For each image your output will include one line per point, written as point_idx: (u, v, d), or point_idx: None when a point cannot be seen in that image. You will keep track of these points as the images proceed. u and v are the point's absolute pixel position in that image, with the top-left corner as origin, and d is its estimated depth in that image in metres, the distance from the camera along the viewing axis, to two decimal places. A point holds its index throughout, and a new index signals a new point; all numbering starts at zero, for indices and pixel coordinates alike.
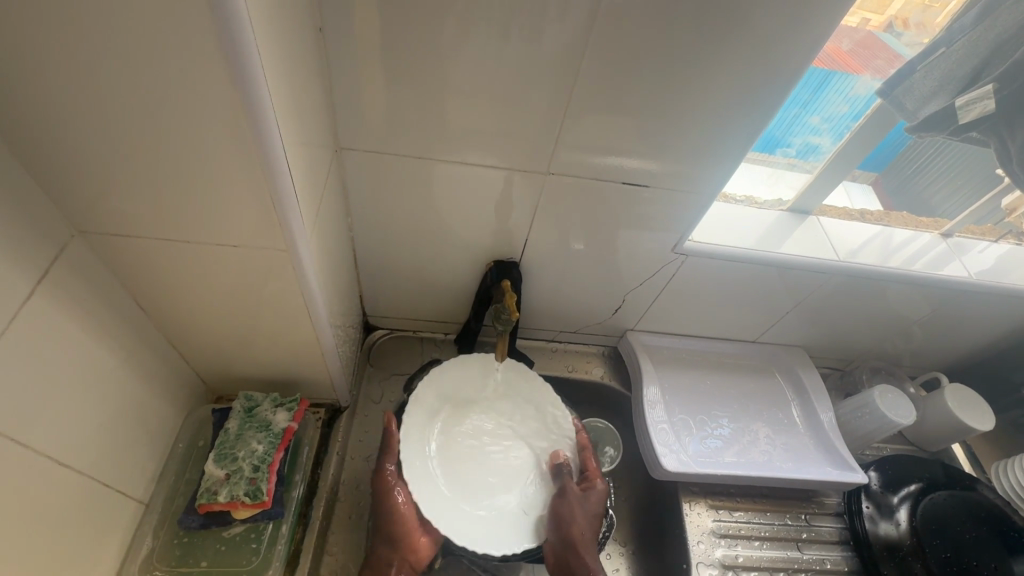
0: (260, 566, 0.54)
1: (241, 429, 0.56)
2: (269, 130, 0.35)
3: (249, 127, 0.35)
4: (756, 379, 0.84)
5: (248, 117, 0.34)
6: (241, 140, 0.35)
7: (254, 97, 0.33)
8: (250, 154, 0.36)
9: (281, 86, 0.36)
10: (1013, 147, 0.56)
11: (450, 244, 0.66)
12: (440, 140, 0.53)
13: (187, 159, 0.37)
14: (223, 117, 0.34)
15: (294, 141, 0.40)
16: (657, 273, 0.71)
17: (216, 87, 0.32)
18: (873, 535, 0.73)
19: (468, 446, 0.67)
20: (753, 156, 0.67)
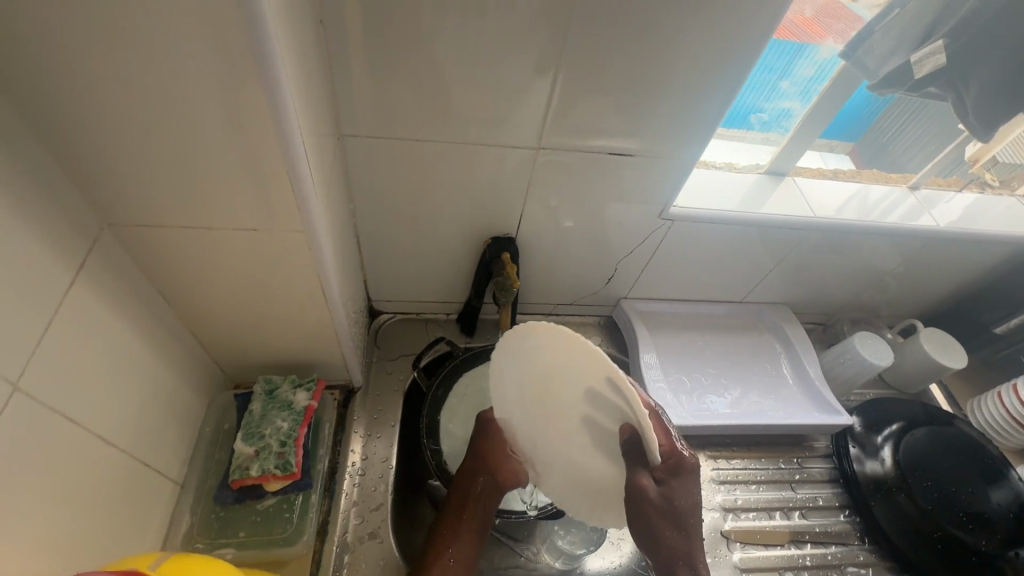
0: (295, 534, 0.56)
1: (265, 409, 0.59)
2: (286, 116, 0.38)
3: (267, 114, 0.37)
4: (744, 337, 0.89)
5: (266, 105, 0.37)
6: (260, 125, 0.38)
7: (271, 83, 0.36)
8: (269, 139, 0.39)
9: (292, 74, 0.39)
10: (968, 95, 0.60)
11: (448, 222, 0.68)
12: (435, 121, 0.56)
13: (209, 147, 0.39)
14: (243, 105, 0.37)
15: (304, 127, 0.42)
16: (646, 240, 0.75)
17: (236, 76, 0.35)
18: (861, 474, 0.78)
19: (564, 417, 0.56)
20: (727, 131, 0.74)
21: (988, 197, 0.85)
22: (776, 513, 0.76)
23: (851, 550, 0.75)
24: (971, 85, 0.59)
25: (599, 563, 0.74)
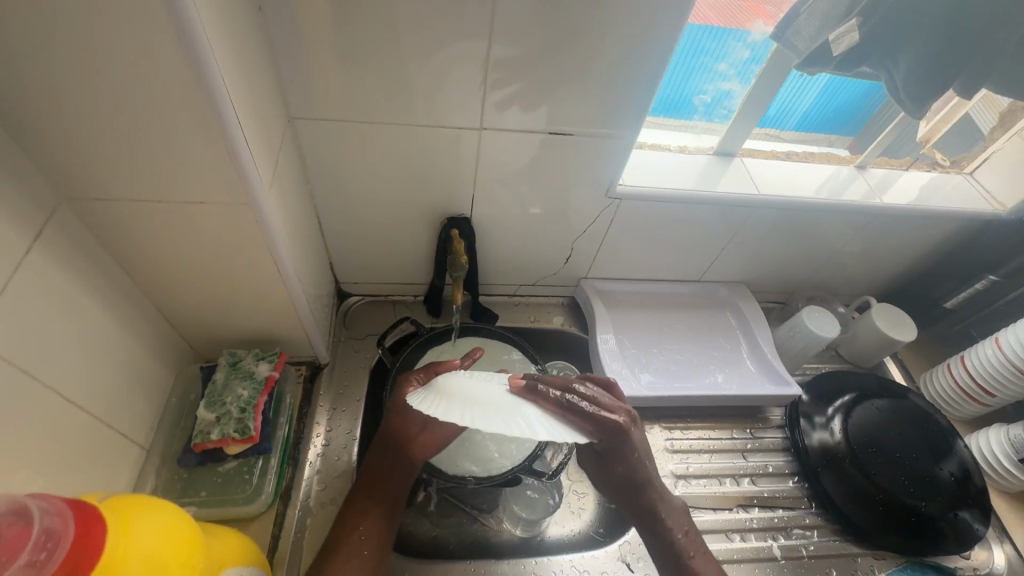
0: (253, 494, 0.60)
1: (227, 379, 0.63)
2: (217, 91, 0.41)
3: (200, 91, 0.40)
4: (702, 315, 0.92)
5: (197, 80, 0.40)
6: (193, 101, 0.41)
7: (198, 60, 0.38)
8: (204, 114, 0.42)
9: (222, 54, 0.41)
10: (897, 76, 0.64)
11: (404, 203, 0.71)
12: (378, 104, 0.59)
13: (149, 123, 0.42)
14: (175, 82, 0.39)
15: (241, 103, 0.45)
16: (598, 218, 0.77)
17: (165, 54, 0.38)
18: (810, 445, 0.81)
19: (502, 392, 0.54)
20: (668, 121, 0.79)
21: (938, 174, 0.87)
22: (726, 479, 0.79)
23: (798, 513, 0.78)
24: (900, 67, 0.63)
25: (557, 531, 0.79)
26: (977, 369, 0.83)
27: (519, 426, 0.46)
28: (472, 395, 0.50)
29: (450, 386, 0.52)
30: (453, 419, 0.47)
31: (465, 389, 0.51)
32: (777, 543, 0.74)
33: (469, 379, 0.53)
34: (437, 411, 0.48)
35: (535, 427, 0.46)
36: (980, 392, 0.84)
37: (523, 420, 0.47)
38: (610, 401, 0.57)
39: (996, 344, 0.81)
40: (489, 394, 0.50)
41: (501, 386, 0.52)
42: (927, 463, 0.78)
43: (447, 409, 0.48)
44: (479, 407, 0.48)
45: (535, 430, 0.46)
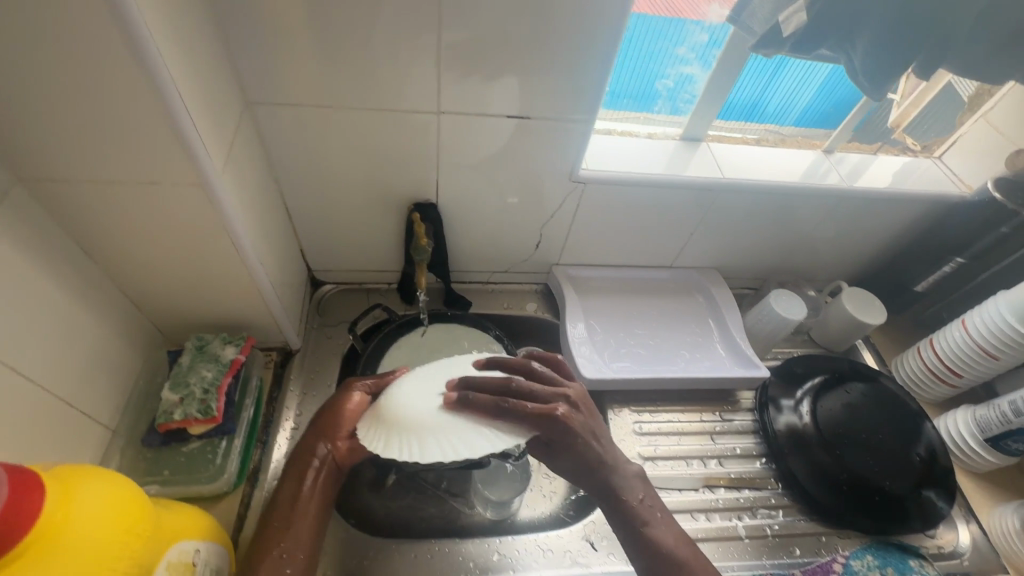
0: (216, 474, 0.61)
1: (193, 362, 0.64)
2: (157, 68, 0.42)
3: (139, 68, 0.41)
4: (673, 300, 0.93)
5: (136, 57, 0.40)
6: (134, 79, 0.42)
7: (135, 36, 0.39)
8: (146, 91, 0.42)
9: (162, 32, 0.42)
10: (855, 59, 0.67)
11: (369, 188, 0.72)
12: (334, 88, 0.59)
13: (93, 103, 0.43)
14: (113, 59, 0.40)
15: (185, 82, 0.46)
16: (563, 203, 0.78)
17: (101, 30, 0.38)
18: (777, 427, 0.81)
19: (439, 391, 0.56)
20: (632, 117, 0.80)
21: (907, 158, 0.88)
22: (694, 461, 0.80)
23: (764, 494, 0.78)
24: (858, 47, 0.65)
25: (528, 513, 0.80)
26: (945, 350, 0.84)
27: (453, 451, 0.50)
28: (408, 420, 0.52)
29: (389, 410, 0.54)
30: (392, 452, 0.51)
31: (402, 414, 0.53)
32: (742, 522, 0.75)
33: (407, 395, 0.55)
34: (382, 448, 0.52)
35: (468, 447, 0.50)
36: (949, 373, 0.84)
37: (457, 442, 0.50)
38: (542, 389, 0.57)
39: (963, 325, 0.81)
40: (422, 416, 0.52)
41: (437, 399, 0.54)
42: (894, 447, 0.78)
43: (388, 445, 0.52)
44: (415, 438, 0.51)
45: (469, 450, 0.50)
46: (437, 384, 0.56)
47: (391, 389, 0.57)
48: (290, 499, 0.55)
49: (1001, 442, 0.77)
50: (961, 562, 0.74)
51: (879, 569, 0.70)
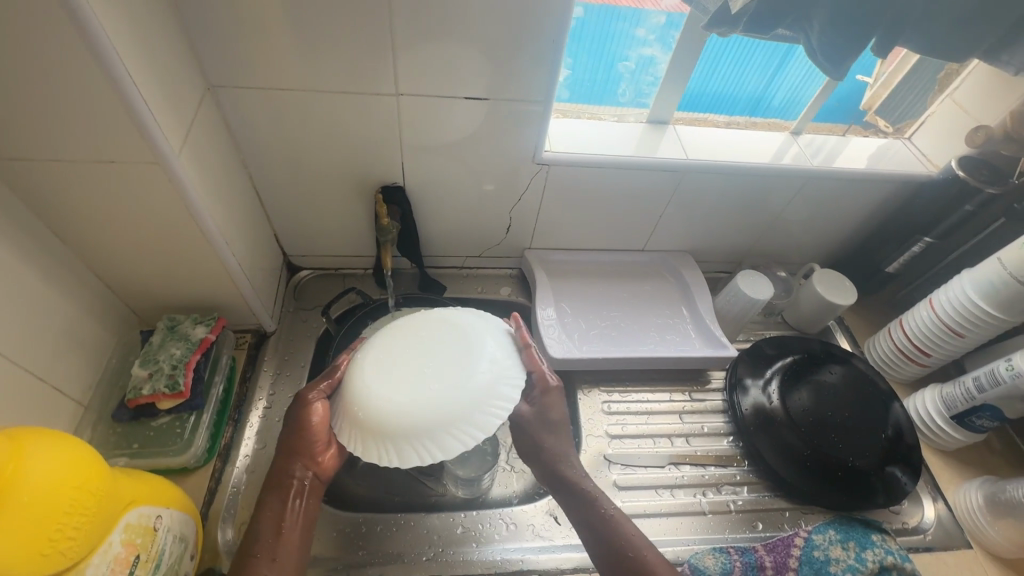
0: (184, 447, 0.63)
1: (163, 341, 0.66)
2: (103, 46, 0.43)
3: (84, 46, 0.42)
4: (645, 283, 0.94)
5: (80, 35, 0.42)
6: (80, 58, 0.43)
7: (78, 14, 0.41)
8: (94, 70, 0.44)
9: (108, 12, 0.43)
10: (812, 36, 0.67)
11: (335, 172, 0.74)
12: (292, 71, 0.61)
13: (45, 82, 0.44)
14: (59, 38, 0.42)
15: (135, 62, 0.47)
16: (529, 186, 0.79)
17: (43, 9, 0.40)
18: (744, 408, 0.82)
19: (423, 382, 0.56)
20: (591, 111, 0.82)
21: (877, 140, 0.88)
22: (661, 439, 0.81)
23: (730, 471, 0.79)
24: (815, 24, 0.66)
25: (499, 491, 0.80)
26: (913, 330, 0.84)
27: (467, 439, 0.55)
28: (410, 427, 0.55)
29: (383, 422, 0.55)
30: (412, 461, 0.54)
31: (400, 426, 0.54)
32: (705, 498, 0.76)
33: (392, 402, 0.55)
34: (397, 462, 0.55)
35: (476, 429, 0.56)
36: (918, 352, 0.85)
37: (466, 430, 0.56)
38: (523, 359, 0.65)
39: (930, 305, 0.82)
40: (423, 421, 0.55)
41: (424, 396, 0.55)
42: (865, 427, 0.78)
43: (402, 459, 0.54)
44: (426, 442, 0.55)
45: (479, 430, 0.56)
46: (415, 378, 0.57)
47: (367, 396, 0.56)
48: (274, 524, 0.56)
49: (967, 419, 0.77)
50: (924, 537, 0.74)
51: (840, 544, 0.70)
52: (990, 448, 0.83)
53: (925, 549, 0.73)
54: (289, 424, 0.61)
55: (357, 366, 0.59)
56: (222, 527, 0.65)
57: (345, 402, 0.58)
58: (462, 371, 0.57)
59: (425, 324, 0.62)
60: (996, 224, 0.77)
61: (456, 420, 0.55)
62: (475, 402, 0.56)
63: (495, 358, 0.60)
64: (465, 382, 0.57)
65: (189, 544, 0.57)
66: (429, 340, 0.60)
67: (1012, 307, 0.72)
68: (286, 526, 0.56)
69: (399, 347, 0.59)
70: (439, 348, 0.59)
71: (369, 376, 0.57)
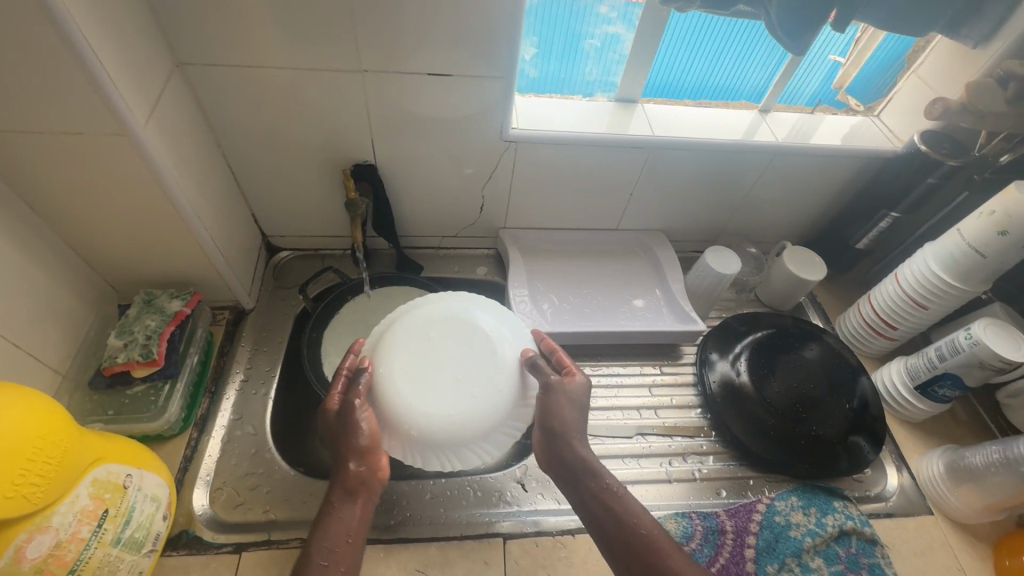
0: (158, 414, 0.65)
1: (139, 313, 0.69)
2: (63, 18, 0.45)
3: (44, 18, 0.44)
4: (619, 262, 0.96)
5: (39, 7, 0.43)
6: (41, 30, 0.45)
7: None
8: (55, 41, 0.46)
9: None
10: (771, 9, 0.68)
11: (307, 150, 0.76)
12: (259, 48, 0.62)
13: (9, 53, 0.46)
14: (20, 10, 0.43)
15: (97, 35, 0.49)
16: (499, 163, 0.81)
17: None
18: (713, 382, 0.83)
19: (461, 392, 0.63)
20: (557, 93, 0.83)
21: (846, 117, 0.89)
22: (630, 411, 0.83)
23: (696, 441, 0.81)
24: None
25: None
26: (880, 305, 0.85)
27: (512, 432, 0.65)
28: (464, 436, 0.63)
29: (437, 436, 0.62)
30: (473, 462, 0.64)
31: (456, 436, 0.63)
32: (671, 467, 0.78)
33: (443, 417, 0.62)
34: (458, 464, 0.64)
35: (516, 422, 0.66)
36: (885, 326, 0.86)
37: (510, 425, 0.65)
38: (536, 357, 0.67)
39: (896, 280, 0.82)
40: (476, 427, 0.63)
41: (469, 406, 0.63)
42: (832, 401, 0.80)
43: (464, 461, 0.64)
44: (480, 444, 0.64)
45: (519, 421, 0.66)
46: (454, 391, 0.63)
47: (417, 416, 0.62)
48: (341, 532, 0.55)
49: (930, 389, 0.79)
50: (885, 504, 0.76)
51: (802, 510, 0.72)
52: (956, 419, 0.84)
53: (886, 515, 0.75)
54: (339, 430, 0.61)
55: (391, 387, 0.63)
56: (197, 492, 0.67)
57: (389, 421, 0.63)
58: (488, 374, 0.64)
59: (439, 331, 0.67)
60: (961, 196, 0.80)
61: (500, 418, 0.64)
62: (509, 398, 0.65)
63: (510, 353, 0.66)
64: (500, 385, 0.64)
65: (163, 505, 0.59)
66: (452, 350, 0.65)
67: (972, 277, 0.74)
68: (354, 536, 0.56)
69: (426, 363, 0.64)
70: (463, 357, 0.65)
71: (409, 398, 0.62)
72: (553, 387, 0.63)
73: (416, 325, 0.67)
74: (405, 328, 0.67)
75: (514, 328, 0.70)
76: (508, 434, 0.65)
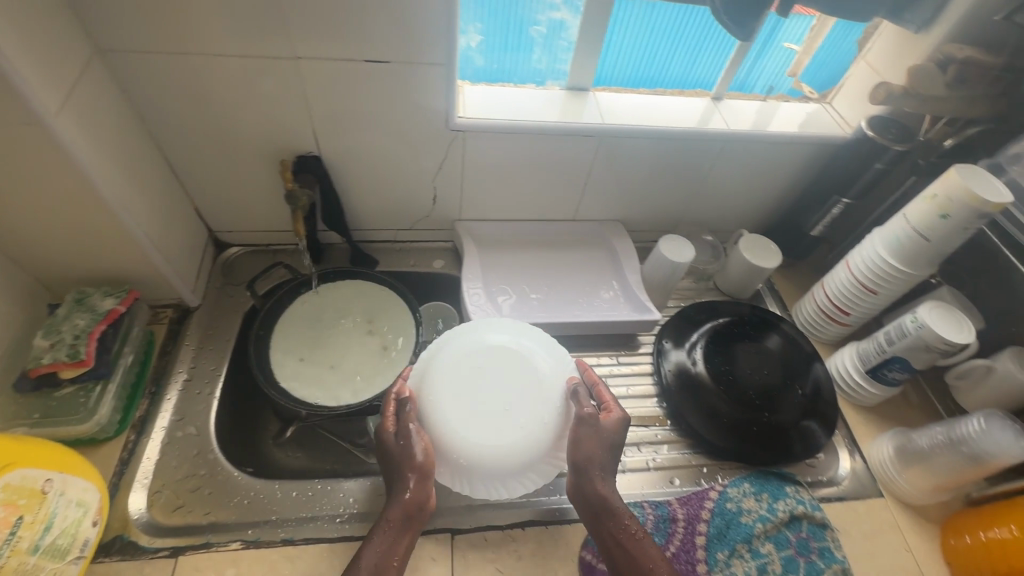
0: (86, 417, 0.63)
1: (69, 313, 0.66)
2: None
3: None
4: (576, 253, 0.95)
5: None
6: None
7: None
8: None
9: None
10: None
11: (246, 143, 0.73)
12: (185, 35, 0.60)
13: None
14: None
15: None
16: (448, 153, 0.79)
17: None
18: (669, 371, 0.83)
19: (508, 421, 0.64)
20: (506, 82, 0.82)
21: (799, 105, 0.89)
22: None
23: (653, 431, 0.80)
24: None
25: None
26: (834, 291, 0.86)
27: (556, 463, 0.66)
28: (510, 465, 0.63)
29: (485, 466, 0.63)
30: (520, 491, 0.65)
31: (503, 466, 0.63)
32: (626, 458, 0.77)
33: (491, 447, 0.63)
34: (504, 493, 0.65)
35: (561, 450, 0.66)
36: (838, 312, 0.86)
37: (555, 455, 0.66)
38: (579, 386, 0.66)
39: (847, 266, 0.83)
40: (523, 458, 0.63)
41: (516, 436, 0.63)
42: (781, 386, 0.81)
43: (510, 491, 0.64)
44: (526, 472, 0.64)
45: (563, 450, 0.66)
46: (504, 421, 0.64)
47: (466, 446, 0.62)
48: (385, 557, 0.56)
49: (880, 373, 0.79)
50: (837, 488, 0.76)
51: (754, 496, 0.72)
52: (908, 402, 0.85)
53: (838, 499, 0.75)
54: (392, 455, 0.62)
55: (440, 415, 0.63)
56: (134, 495, 0.64)
57: (439, 450, 0.63)
58: (533, 403, 0.65)
59: (482, 359, 0.67)
60: (908, 181, 0.81)
61: (546, 447, 0.65)
62: (554, 426, 0.65)
63: (554, 381, 0.67)
64: (547, 416, 0.65)
65: (92, 510, 0.57)
66: (499, 379, 0.66)
67: (918, 261, 0.74)
68: (398, 560, 0.57)
69: (474, 392, 0.65)
70: (510, 386, 0.66)
71: (458, 427, 0.63)
72: (583, 420, 0.63)
73: (464, 352, 0.68)
74: (450, 357, 0.67)
75: (557, 356, 0.70)
76: (553, 463, 0.66)
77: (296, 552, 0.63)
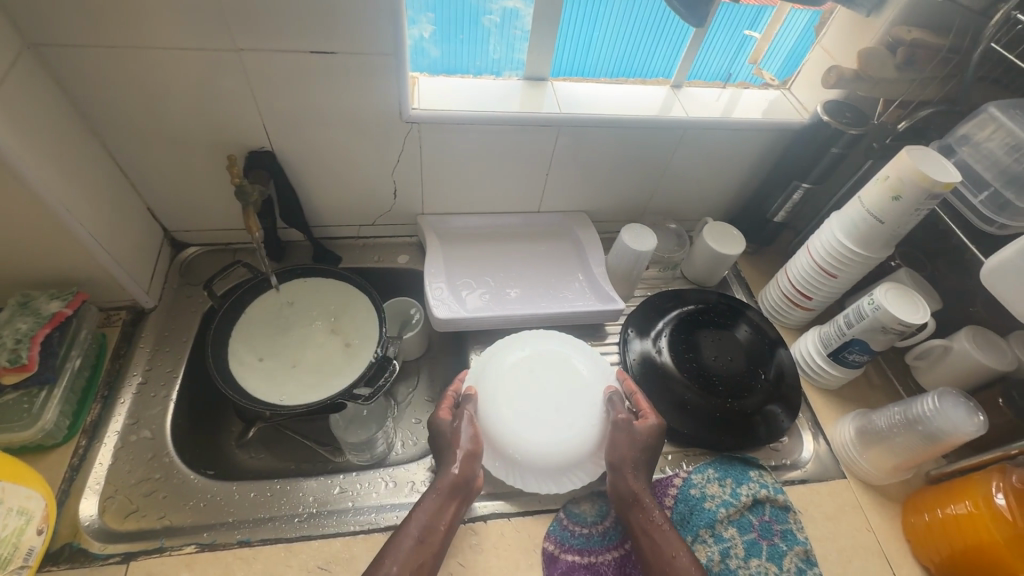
0: (29, 423, 0.62)
1: (12, 317, 0.65)
2: None
3: None
4: (541, 245, 0.95)
5: None
6: None
7: None
8: None
9: None
10: None
11: (195, 139, 0.72)
12: (120, 27, 0.59)
13: None
14: None
15: None
16: (405, 146, 0.78)
17: None
18: (634, 360, 0.83)
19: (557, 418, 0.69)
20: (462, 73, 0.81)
21: (759, 91, 0.89)
22: None
23: None
24: None
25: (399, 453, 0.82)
26: (796, 277, 0.86)
27: (601, 461, 0.69)
28: (559, 459, 0.67)
29: (535, 457, 0.67)
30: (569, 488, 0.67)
31: (553, 459, 0.67)
32: None
33: (542, 440, 0.68)
34: (554, 489, 0.67)
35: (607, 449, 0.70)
36: (801, 297, 0.87)
37: (601, 454, 0.69)
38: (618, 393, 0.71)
39: (808, 251, 0.83)
40: (571, 453, 0.67)
41: (566, 432, 0.68)
42: (746, 373, 0.81)
43: (560, 486, 0.67)
44: (575, 468, 0.68)
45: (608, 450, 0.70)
46: (554, 417, 0.69)
47: (519, 437, 0.67)
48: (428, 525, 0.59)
49: (841, 355, 0.80)
50: (801, 471, 0.77)
51: (718, 481, 0.72)
52: (871, 383, 0.86)
53: (801, 481, 0.76)
54: (443, 437, 0.66)
55: (496, 409, 0.69)
56: (85, 501, 0.63)
57: (493, 443, 0.68)
58: (580, 404, 0.71)
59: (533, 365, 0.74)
60: (865, 165, 0.81)
61: (594, 445, 0.69)
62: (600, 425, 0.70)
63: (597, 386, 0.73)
64: (593, 415, 0.70)
65: (36, 517, 0.56)
66: (549, 380, 0.73)
67: (874, 243, 0.75)
68: (445, 525, 0.60)
69: (526, 390, 0.71)
70: (558, 388, 0.73)
71: (511, 420, 0.68)
72: (617, 424, 0.67)
73: (516, 357, 0.75)
74: (503, 361, 0.74)
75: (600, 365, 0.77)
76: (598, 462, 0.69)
77: (252, 552, 0.61)
